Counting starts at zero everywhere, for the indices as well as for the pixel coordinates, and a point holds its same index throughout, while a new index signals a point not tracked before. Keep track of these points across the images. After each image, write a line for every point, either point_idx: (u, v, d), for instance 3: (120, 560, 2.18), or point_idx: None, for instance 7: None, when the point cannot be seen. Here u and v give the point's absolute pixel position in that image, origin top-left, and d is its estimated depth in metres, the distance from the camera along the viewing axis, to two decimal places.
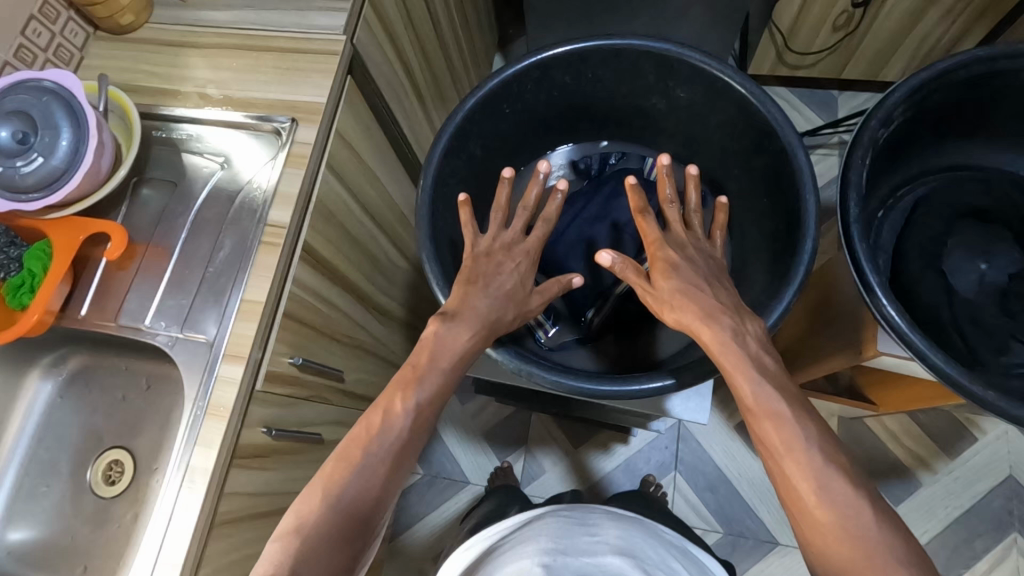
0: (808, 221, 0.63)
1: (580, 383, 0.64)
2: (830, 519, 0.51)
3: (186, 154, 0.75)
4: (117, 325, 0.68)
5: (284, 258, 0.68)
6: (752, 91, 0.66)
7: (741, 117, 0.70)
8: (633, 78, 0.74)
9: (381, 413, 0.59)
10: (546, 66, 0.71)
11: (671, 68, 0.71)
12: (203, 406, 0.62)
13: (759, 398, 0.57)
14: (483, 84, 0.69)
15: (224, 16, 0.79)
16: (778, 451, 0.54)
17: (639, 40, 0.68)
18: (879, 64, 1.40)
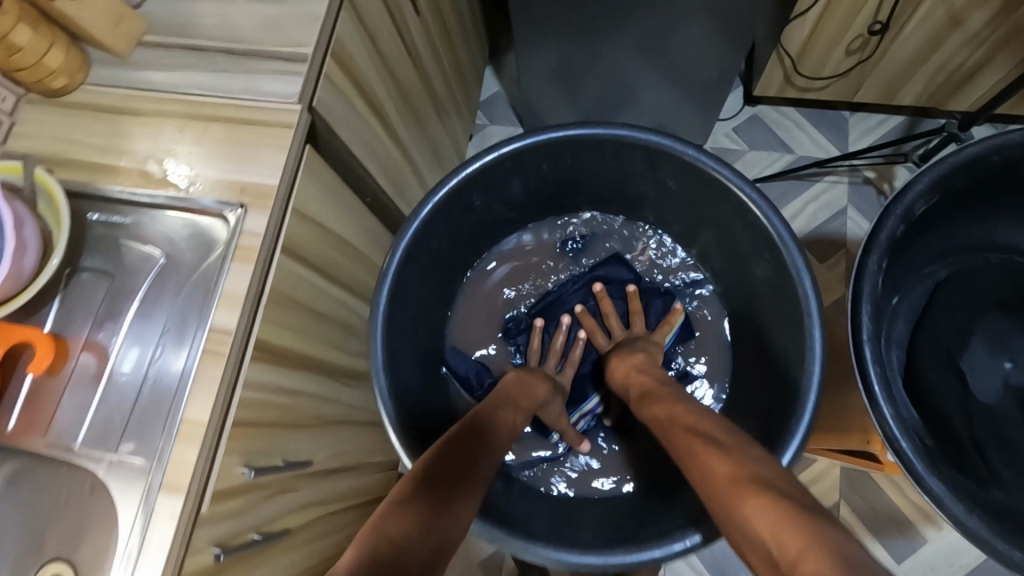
0: (813, 316, 0.71)
1: (569, 555, 0.70)
2: (754, 530, 0.52)
3: (126, 241, 0.68)
4: (47, 442, 0.63)
5: (231, 366, 0.62)
6: (749, 195, 0.73)
7: (735, 213, 0.77)
8: (623, 165, 0.82)
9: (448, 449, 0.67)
10: (534, 153, 0.78)
11: (657, 155, 0.77)
12: (137, 542, 0.57)
13: (688, 440, 0.64)
14: (463, 171, 0.76)
15: (167, 78, 0.71)
16: (711, 483, 0.58)
17: (631, 134, 0.75)
18: (893, 89, 1.31)
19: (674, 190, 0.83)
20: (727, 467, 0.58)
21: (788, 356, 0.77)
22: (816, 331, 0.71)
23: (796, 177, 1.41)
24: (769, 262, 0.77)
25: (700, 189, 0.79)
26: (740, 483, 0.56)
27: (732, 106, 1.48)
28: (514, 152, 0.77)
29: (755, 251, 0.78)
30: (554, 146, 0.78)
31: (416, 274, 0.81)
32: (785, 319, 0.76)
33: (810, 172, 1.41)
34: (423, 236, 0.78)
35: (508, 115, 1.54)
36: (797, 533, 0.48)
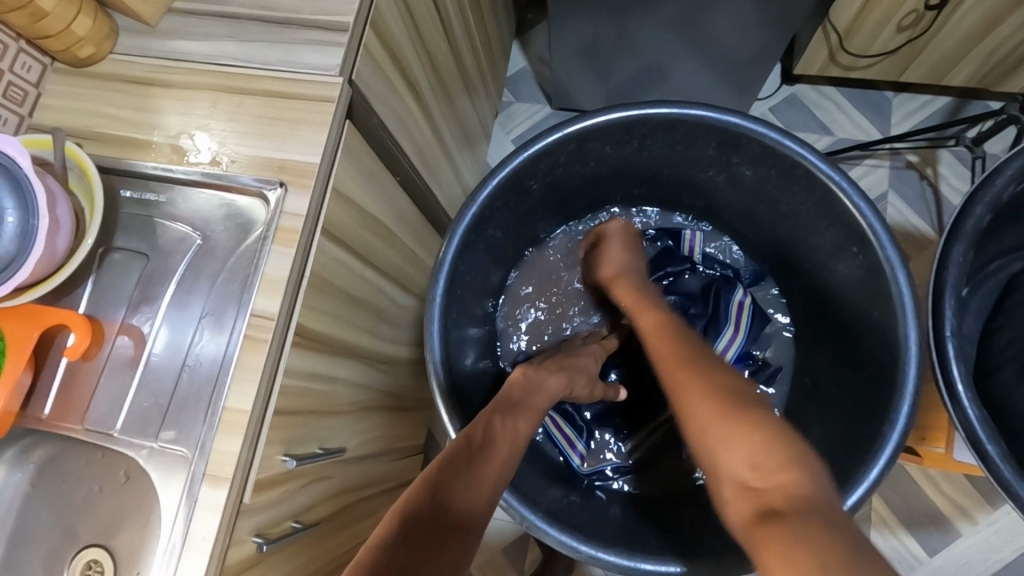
0: (905, 306, 0.67)
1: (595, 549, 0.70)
2: (742, 455, 0.52)
3: (160, 220, 0.65)
4: (84, 429, 0.61)
5: (274, 353, 0.59)
6: (838, 182, 0.68)
7: (819, 200, 0.73)
8: (691, 148, 0.77)
9: (482, 429, 0.64)
10: (585, 138, 0.74)
11: (734, 140, 0.72)
12: (181, 534, 0.55)
13: (676, 373, 0.62)
14: (513, 156, 0.72)
15: (199, 47, 0.67)
16: (690, 409, 0.58)
17: (703, 115, 0.70)
18: (943, 68, 1.24)
19: (748, 178, 0.78)
20: (720, 396, 0.57)
21: (877, 353, 0.72)
22: (910, 330, 0.67)
23: (837, 159, 1.36)
24: (857, 258, 0.72)
25: (779, 178, 0.75)
26: (722, 411, 0.56)
27: (770, 85, 1.42)
28: (577, 134, 0.72)
29: (840, 246, 0.74)
30: (621, 128, 0.74)
31: (472, 254, 0.77)
32: (873, 316, 0.72)
33: (850, 154, 1.35)
34: (479, 225, 0.74)
35: (536, 92, 1.49)
36: (794, 475, 0.49)
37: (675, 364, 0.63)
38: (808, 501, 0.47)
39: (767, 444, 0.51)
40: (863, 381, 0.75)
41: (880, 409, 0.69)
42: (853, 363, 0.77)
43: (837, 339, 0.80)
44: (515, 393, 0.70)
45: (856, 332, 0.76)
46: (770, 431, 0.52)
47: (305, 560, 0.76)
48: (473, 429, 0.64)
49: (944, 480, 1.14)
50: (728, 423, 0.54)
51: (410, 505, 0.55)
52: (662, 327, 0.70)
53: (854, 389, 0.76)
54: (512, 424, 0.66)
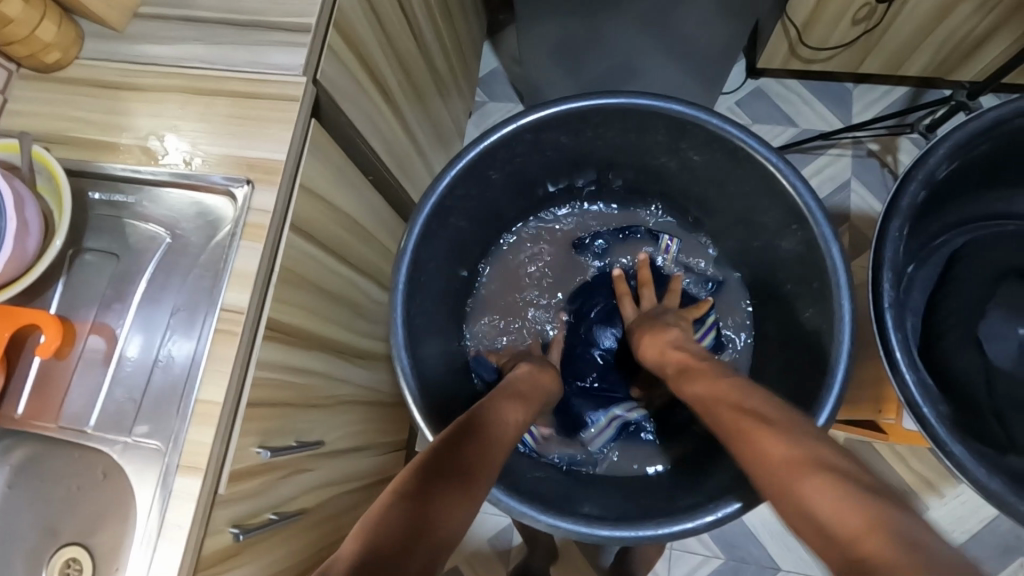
0: (841, 281, 0.68)
1: (578, 525, 0.67)
2: (830, 515, 0.48)
3: (130, 221, 0.66)
4: (58, 426, 0.62)
5: (245, 345, 0.61)
6: (777, 164, 0.70)
7: (762, 182, 0.74)
8: (642, 134, 0.78)
9: (488, 413, 0.67)
10: (541, 128, 0.75)
11: (682, 126, 0.74)
12: (157, 525, 0.56)
13: (736, 427, 0.60)
14: (468, 148, 0.73)
15: (165, 50, 0.68)
16: (758, 461, 0.56)
17: (651, 102, 0.72)
18: (899, 58, 1.29)
19: (698, 163, 0.80)
20: (787, 452, 0.54)
21: (818, 325, 0.73)
22: (845, 304, 0.68)
23: (801, 150, 1.40)
24: (799, 234, 0.74)
25: (724, 160, 0.76)
26: (811, 469, 0.52)
27: (735, 79, 1.45)
28: (533, 124, 0.74)
29: (783, 224, 0.76)
30: (573, 117, 0.75)
31: (441, 240, 0.79)
32: (815, 288, 0.73)
33: (813, 144, 1.39)
34: (443, 214, 0.75)
35: (509, 91, 1.51)
36: (870, 525, 0.45)
37: (737, 421, 0.60)
38: (881, 547, 0.43)
39: (853, 505, 0.47)
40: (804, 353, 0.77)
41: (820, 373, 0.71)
42: (796, 333, 0.78)
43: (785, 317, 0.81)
44: (521, 387, 0.75)
45: (802, 306, 0.77)
46: (857, 495, 0.48)
47: (286, 552, 0.77)
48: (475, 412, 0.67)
49: (914, 456, 1.17)
50: (817, 479, 0.51)
51: (409, 508, 0.51)
52: (733, 383, 0.65)
53: (798, 360, 0.78)
54: (494, 427, 0.66)
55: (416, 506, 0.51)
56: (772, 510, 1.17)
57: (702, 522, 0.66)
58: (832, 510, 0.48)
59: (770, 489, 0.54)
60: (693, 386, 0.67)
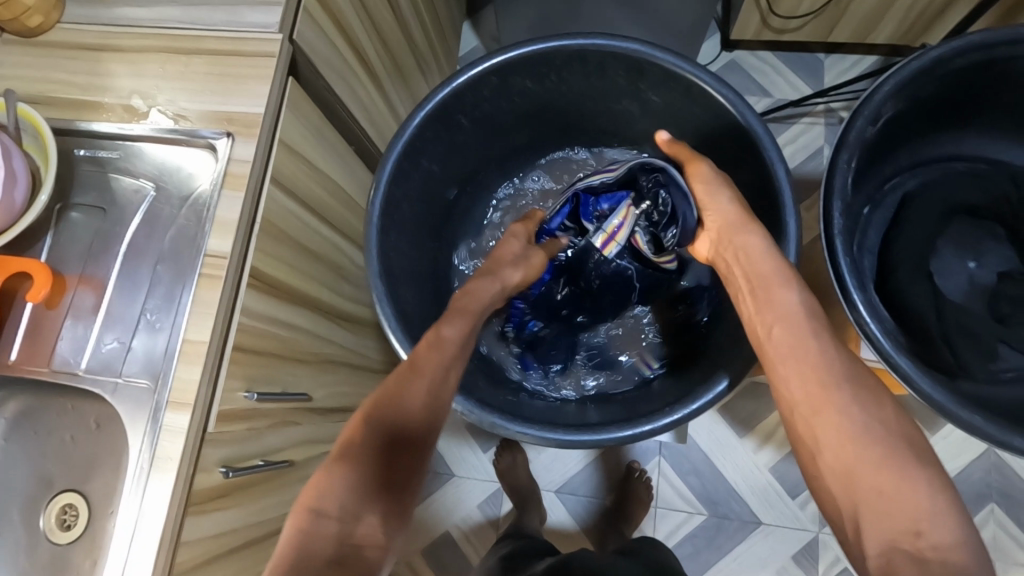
0: (787, 203, 0.70)
1: (549, 432, 0.69)
2: (908, 510, 0.49)
3: (115, 176, 0.69)
4: (51, 371, 0.64)
5: (228, 289, 0.63)
6: (726, 96, 0.72)
7: (716, 117, 0.76)
8: (601, 77, 0.80)
9: (426, 346, 0.67)
10: (504, 73, 0.78)
11: (638, 66, 0.76)
12: (148, 457, 0.59)
13: (816, 393, 0.56)
14: (434, 94, 0.75)
15: (146, 13, 0.70)
16: (811, 404, 0.56)
17: (604, 41, 0.74)
18: (867, 27, 1.31)
19: (657, 105, 0.82)
20: (862, 416, 0.54)
21: None
22: (790, 220, 0.70)
23: (776, 119, 1.42)
24: (751, 166, 0.76)
25: (681, 98, 0.78)
26: (884, 450, 0.52)
27: (710, 52, 1.48)
28: (497, 68, 0.76)
29: (737, 155, 0.77)
30: (535, 61, 0.77)
31: (409, 192, 0.81)
32: (766, 216, 0.75)
33: (787, 113, 1.42)
34: (410, 163, 0.78)
35: None
36: (925, 509, 0.49)
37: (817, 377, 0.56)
38: (943, 539, 0.47)
39: (925, 501, 0.49)
40: None
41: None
42: None
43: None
44: (457, 302, 0.72)
45: None
46: (937, 490, 0.49)
47: (275, 503, 0.79)
48: (416, 351, 0.67)
49: None
50: (895, 471, 0.51)
51: (342, 499, 0.54)
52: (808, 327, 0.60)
53: None
54: (412, 394, 0.62)
55: (362, 493, 0.55)
56: (753, 466, 1.20)
57: (661, 424, 0.69)
58: (907, 509, 0.49)
59: (830, 467, 0.54)
60: (789, 295, 0.63)
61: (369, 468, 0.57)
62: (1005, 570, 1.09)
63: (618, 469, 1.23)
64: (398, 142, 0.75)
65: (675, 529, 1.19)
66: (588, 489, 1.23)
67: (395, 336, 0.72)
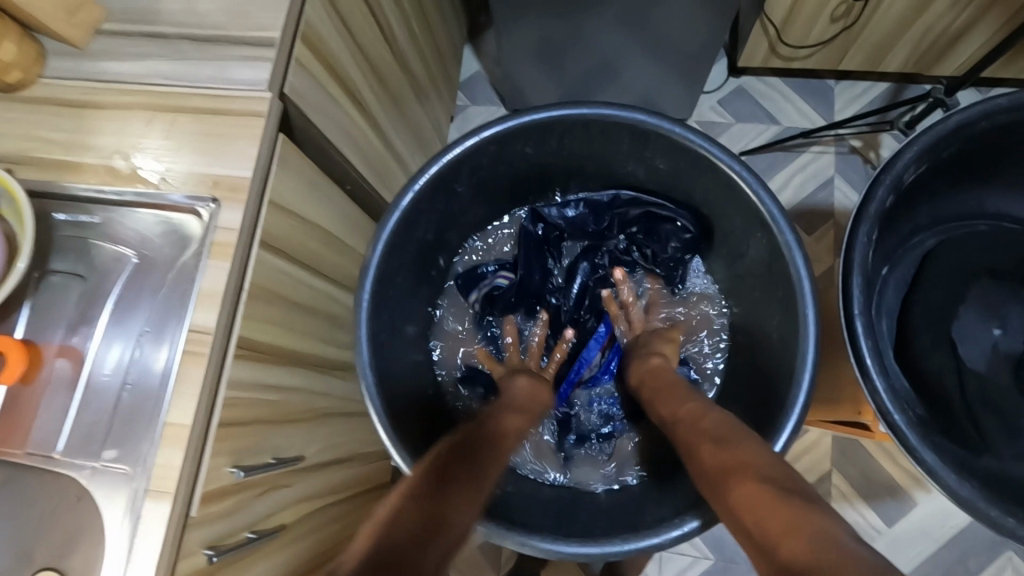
0: (803, 289, 0.67)
1: (559, 544, 0.65)
2: (806, 535, 0.47)
3: (97, 242, 0.66)
4: (26, 452, 0.61)
5: (213, 366, 0.60)
6: (736, 169, 0.69)
7: (724, 186, 0.73)
8: (605, 143, 0.77)
9: (496, 426, 0.71)
10: (503, 140, 0.74)
11: (643, 133, 0.72)
12: (127, 549, 0.56)
13: (724, 460, 0.59)
14: (432, 161, 0.72)
15: (130, 67, 0.67)
16: (714, 472, 0.59)
17: (609, 107, 0.70)
18: (879, 54, 1.27)
19: (663, 170, 0.79)
20: (767, 479, 0.55)
21: (781, 330, 0.72)
22: (809, 309, 0.66)
23: (783, 148, 1.38)
24: (760, 231, 0.72)
25: (686, 166, 0.75)
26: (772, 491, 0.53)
27: (716, 78, 1.44)
28: (496, 136, 0.72)
29: (747, 229, 0.75)
30: (536, 128, 0.73)
31: (407, 250, 0.77)
32: (778, 291, 0.73)
33: (795, 142, 1.38)
34: (407, 226, 0.74)
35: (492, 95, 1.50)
36: (805, 523, 0.48)
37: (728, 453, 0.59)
38: (822, 543, 0.46)
39: (822, 533, 0.47)
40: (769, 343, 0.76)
41: (784, 376, 0.71)
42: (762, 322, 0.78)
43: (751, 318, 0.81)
44: (517, 397, 0.77)
45: (767, 300, 0.76)
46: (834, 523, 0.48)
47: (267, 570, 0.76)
48: (470, 429, 0.70)
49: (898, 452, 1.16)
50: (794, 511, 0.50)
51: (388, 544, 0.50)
52: (713, 431, 0.63)
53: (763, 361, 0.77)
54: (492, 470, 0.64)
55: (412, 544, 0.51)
56: None
57: (670, 536, 0.66)
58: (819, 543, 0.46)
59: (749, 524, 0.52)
60: (675, 403, 0.71)
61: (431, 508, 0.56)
62: None
63: None
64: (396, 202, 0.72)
65: (680, 574, 1.16)
66: None
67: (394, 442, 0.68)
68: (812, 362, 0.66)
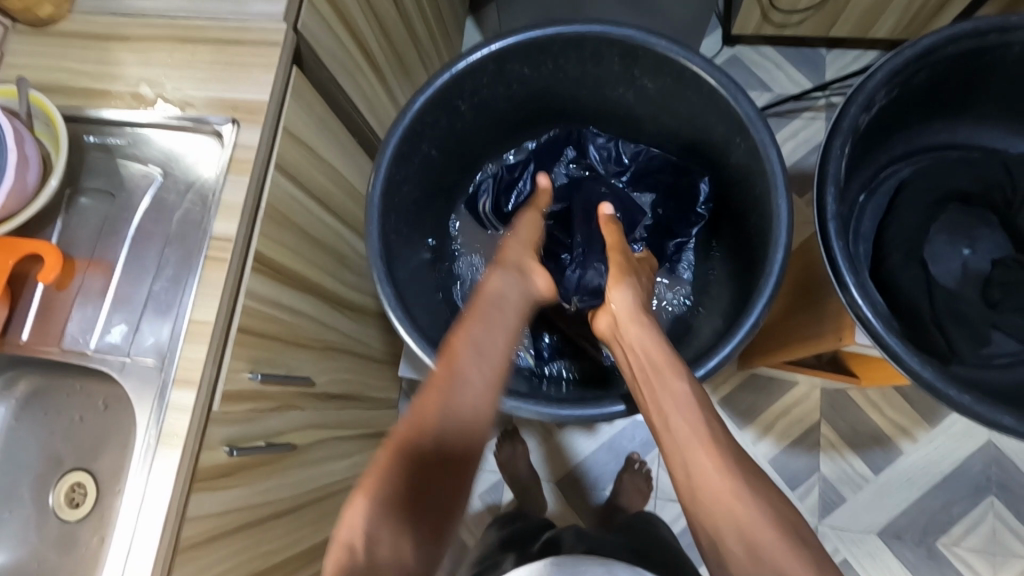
0: (777, 182, 0.71)
1: (551, 408, 0.71)
2: (737, 528, 0.58)
3: (123, 162, 0.71)
4: (61, 351, 0.67)
5: (234, 273, 0.65)
6: (719, 81, 0.73)
7: (709, 104, 0.77)
8: (598, 65, 0.81)
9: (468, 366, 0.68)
10: (501, 60, 0.79)
11: (632, 51, 0.77)
12: (155, 434, 0.60)
13: (700, 435, 0.63)
14: (436, 82, 0.77)
15: (154, 4, 0.72)
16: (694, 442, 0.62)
17: (601, 28, 0.75)
18: (867, 22, 1.28)
19: (652, 92, 0.83)
20: (706, 447, 0.62)
21: (756, 235, 0.77)
22: (782, 203, 0.71)
23: (777, 114, 1.39)
24: (742, 146, 0.77)
25: (675, 86, 0.79)
26: (724, 468, 0.60)
27: (712, 46, 1.44)
28: (496, 54, 0.77)
29: (728, 139, 0.79)
30: (532, 47, 0.78)
31: (409, 176, 0.82)
32: (758, 202, 0.76)
33: (786, 108, 1.39)
34: (408, 150, 0.79)
35: None
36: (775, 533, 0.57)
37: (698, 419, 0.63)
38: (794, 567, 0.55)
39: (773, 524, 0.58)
40: (746, 256, 0.81)
41: (758, 273, 0.74)
42: (741, 236, 0.82)
43: (738, 245, 0.84)
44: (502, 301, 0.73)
45: (746, 215, 0.81)
46: (790, 528, 0.58)
47: (279, 485, 0.80)
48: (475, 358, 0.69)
49: (884, 401, 1.17)
50: (734, 490, 0.59)
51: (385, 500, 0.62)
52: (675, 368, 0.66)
53: (740, 271, 0.82)
54: (457, 414, 0.65)
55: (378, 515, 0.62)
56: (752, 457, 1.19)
57: None
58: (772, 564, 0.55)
59: (703, 508, 0.60)
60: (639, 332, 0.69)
61: (382, 519, 0.61)
62: (1001, 562, 1.10)
63: (618, 458, 1.22)
64: (400, 127, 0.77)
65: (673, 520, 1.19)
66: (587, 478, 1.22)
67: (394, 315, 0.73)
68: (783, 257, 0.70)
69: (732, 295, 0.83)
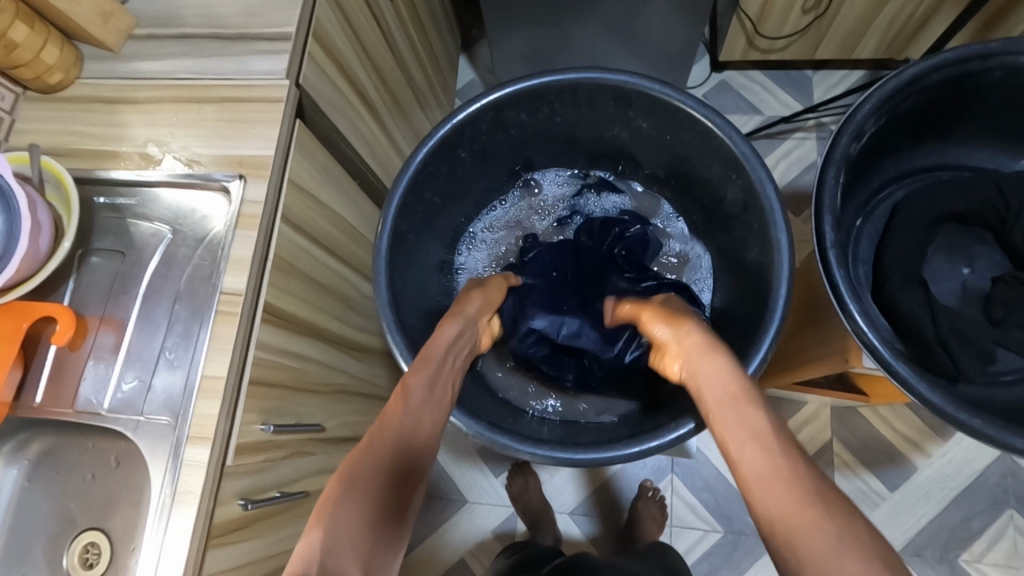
0: (774, 216, 0.73)
1: (564, 452, 0.70)
2: (791, 512, 0.52)
3: (133, 221, 0.72)
4: (74, 411, 0.68)
5: (243, 327, 0.66)
6: (714, 121, 0.75)
7: (704, 141, 0.79)
8: (594, 109, 0.84)
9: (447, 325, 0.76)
10: (499, 108, 0.81)
11: (626, 94, 0.79)
12: (170, 492, 0.60)
13: (760, 433, 0.59)
14: (437, 132, 0.78)
15: (160, 66, 0.74)
16: (743, 437, 0.59)
17: (595, 74, 0.77)
18: (850, 44, 1.30)
19: (647, 130, 0.85)
20: (739, 402, 0.62)
21: (759, 266, 0.78)
22: (781, 236, 0.72)
23: (767, 136, 1.41)
24: (737, 181, 0.78)
25: (669, 124, 0.81)
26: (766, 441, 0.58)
27: (700, 73, 1.47)
28: (494, 103, 0.79)
29: (724, 175, 0.80)
30: (529, 95, 0.80)
31: (413, 222, 0.84)
32: (757, 233, 0.77)
33: (777, 130, 1.41)
34: (411, 195, 0.80)
35: None
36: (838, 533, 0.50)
37: (738, 399, 0.62)
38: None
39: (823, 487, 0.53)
40: (748, 286, 0.82)
41: (762, 306, 0.75)
42: (742, 268, 0.84)
43: (738, 280, 0.85)
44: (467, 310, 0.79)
45: (748, 250, 0.81)
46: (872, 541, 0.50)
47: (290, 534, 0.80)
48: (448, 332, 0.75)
49: (894, 416, 1.17)
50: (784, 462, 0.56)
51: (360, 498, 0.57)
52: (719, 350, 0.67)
53: (742, 305, 0.83)
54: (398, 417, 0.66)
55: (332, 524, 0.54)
56: None
57: (667, 438, 0.70)
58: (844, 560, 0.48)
59: (781, 505, 0.53)
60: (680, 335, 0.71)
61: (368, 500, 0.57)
62: None
63: (629, 486, 1.21)
64: (403, 177, 0.78)
65: (689, 549, 1.17)
66: (600, 509, 1.21)
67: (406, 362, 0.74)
68: (786, 289, 0.71)
69: (733, 330, 0.83)
